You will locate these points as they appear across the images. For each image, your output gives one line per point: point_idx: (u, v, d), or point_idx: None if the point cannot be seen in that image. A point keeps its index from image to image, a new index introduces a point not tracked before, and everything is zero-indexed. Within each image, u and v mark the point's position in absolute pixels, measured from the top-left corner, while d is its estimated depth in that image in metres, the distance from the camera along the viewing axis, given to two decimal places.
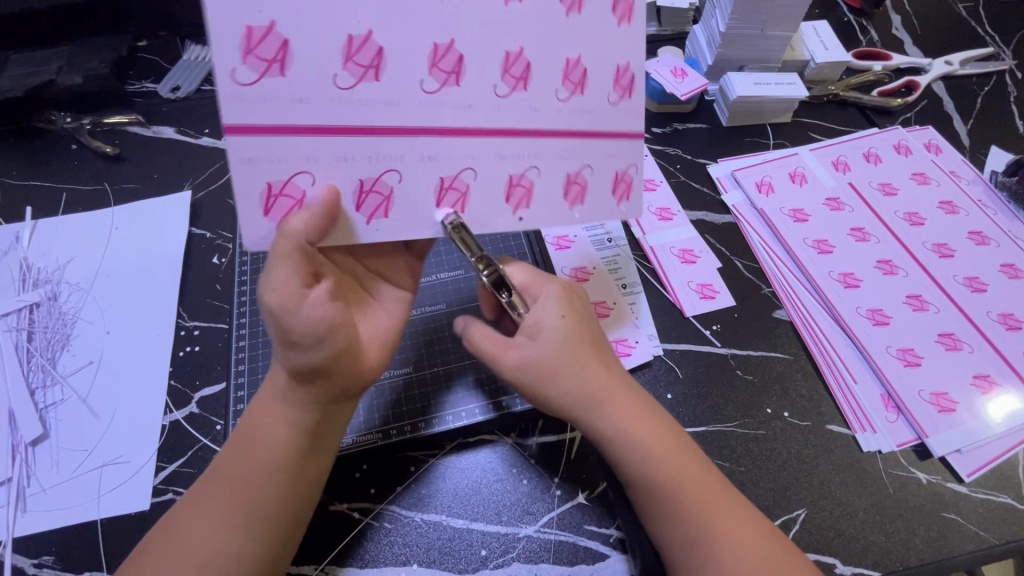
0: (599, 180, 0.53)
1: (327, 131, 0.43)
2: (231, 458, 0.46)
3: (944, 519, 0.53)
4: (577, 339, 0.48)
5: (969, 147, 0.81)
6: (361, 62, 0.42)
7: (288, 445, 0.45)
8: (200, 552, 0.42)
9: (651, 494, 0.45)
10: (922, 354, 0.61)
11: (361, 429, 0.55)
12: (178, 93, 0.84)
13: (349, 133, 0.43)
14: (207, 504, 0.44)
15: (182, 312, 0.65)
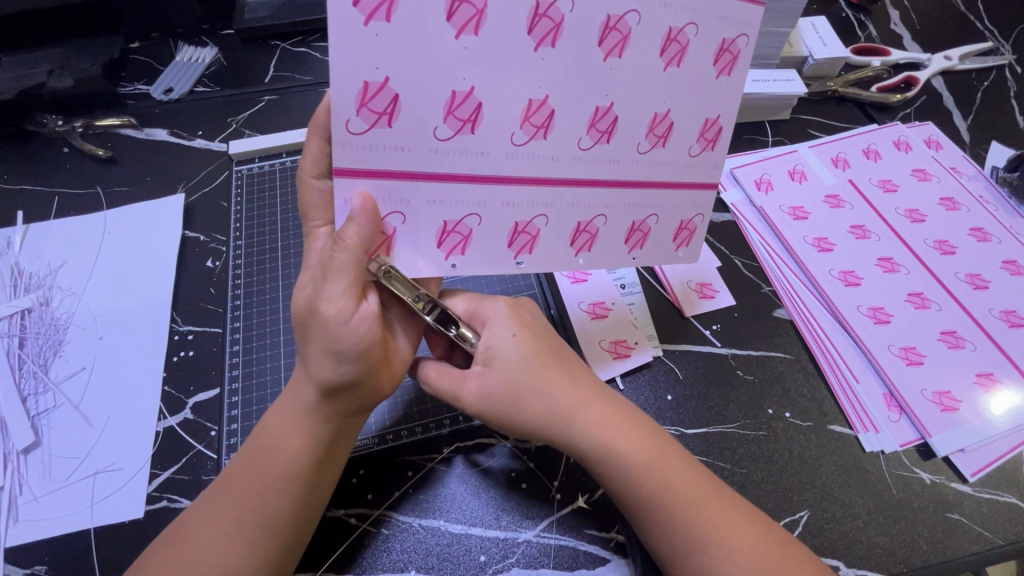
0: (663, 227, 0.52)
1: (423, 177, 0.43)
2: (241, 468, 0.45)
3: (948, 520, 0.53)
4: (534, 357, 0.47)
5: (969, 142, 0.80)
6: (461, 116, 0.42)
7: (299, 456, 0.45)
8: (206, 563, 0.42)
9: (636, 505, 0.45)
10: (925, 353, 0.60)
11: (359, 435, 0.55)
12: (171, 95, 0.84)
13: (441, 181, 0.43)
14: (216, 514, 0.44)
15: (176, 317, 0.64)
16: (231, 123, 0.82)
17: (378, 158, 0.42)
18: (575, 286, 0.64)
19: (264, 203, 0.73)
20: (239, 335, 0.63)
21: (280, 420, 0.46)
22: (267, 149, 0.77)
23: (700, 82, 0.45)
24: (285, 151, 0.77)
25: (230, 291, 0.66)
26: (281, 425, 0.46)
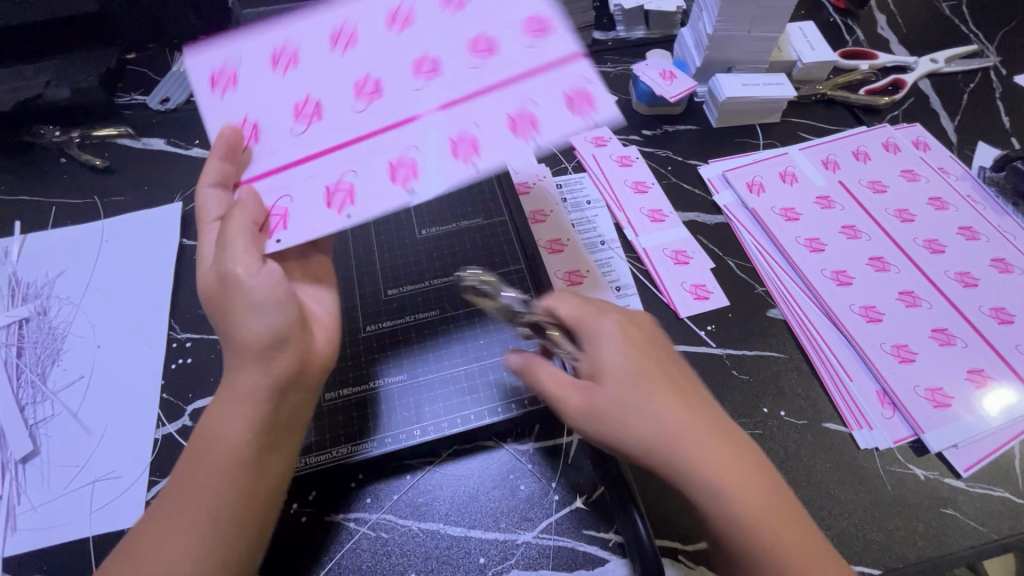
0: (546, 104, 0.48)
1: (326, 154, 0.47)
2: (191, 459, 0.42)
3: (943, 515, 0.53)
4: (646, 373, 0.43)
5: (956, 142, 0.81)
6: (306, 114, 0.49)
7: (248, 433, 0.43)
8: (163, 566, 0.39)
9: (739, 553, 0.39)
10: (916, 350, 0.61)
11: (357, 439, 0.54)
12: (168, 105, 0.84)
13: (350, 152, 0.47)
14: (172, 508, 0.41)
15: (173, 324, 0.65)
16: None
17: (271, 160, 0.48)
18: (570, 290, 0.66)
19: None
20: None
21: (226, 399, 0.43)
22: None
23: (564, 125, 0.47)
24: None
25: None
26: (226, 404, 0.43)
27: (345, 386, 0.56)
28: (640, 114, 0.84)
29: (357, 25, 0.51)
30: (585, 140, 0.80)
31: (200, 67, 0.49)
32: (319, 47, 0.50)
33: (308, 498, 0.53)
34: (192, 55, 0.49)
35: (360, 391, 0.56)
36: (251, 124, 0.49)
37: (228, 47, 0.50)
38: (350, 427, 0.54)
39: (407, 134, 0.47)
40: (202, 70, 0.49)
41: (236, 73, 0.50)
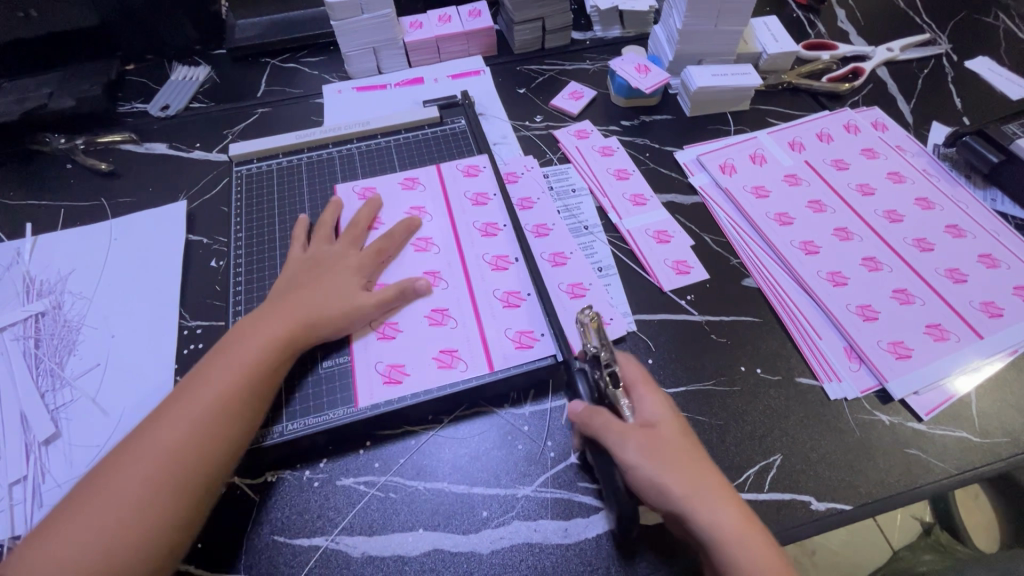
0: None
1: (367, 373, 0.60)
2: (165, 406, 0.51)
3: (907, 456, 0.58)
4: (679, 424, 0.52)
5: (913, 123, 0.87)
6: (385, 376, 0.60)
7: (232, 392, 0.52)
8: (111, 522, 0.45)
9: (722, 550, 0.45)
10: (879, 309, 0.66)
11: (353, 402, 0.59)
12: (168, 111, 0.89)
13: (382, 370, 0.60)
14: (134, 457, 0.48)
15: (184, 313, 0.68)
16: (227, 135, 0.87)
17: (425, 347, 0.61)
18: (555, 269, 0.70)
19: (263, 203, 0.73)
20: (241, 317, 0.65)
21: (231, 348, 0.55)
22: (263, 150, 0.77)
23: (531, 317, 0.63)
24: (280, 151, 0.77)
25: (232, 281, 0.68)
26: (224, 363, 0.54)
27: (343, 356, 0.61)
28: (618, 107, 0.90)
29: (438, 267, 0.67)
30: (568, 133, 0.85)
31: (369, 390, 0.59)
32: (413, 260, 0.68)
33: (320, 464, 0.57)
34: (354, 390, 0.59)
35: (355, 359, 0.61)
36: (448, 349, 0.61)
37: (366, 367, 0.60)
38: (346, 390, 0.59)
39: (516, 283, 0.66)
40: (382, 381, 0.59)
41: (400, 323, 0.63)
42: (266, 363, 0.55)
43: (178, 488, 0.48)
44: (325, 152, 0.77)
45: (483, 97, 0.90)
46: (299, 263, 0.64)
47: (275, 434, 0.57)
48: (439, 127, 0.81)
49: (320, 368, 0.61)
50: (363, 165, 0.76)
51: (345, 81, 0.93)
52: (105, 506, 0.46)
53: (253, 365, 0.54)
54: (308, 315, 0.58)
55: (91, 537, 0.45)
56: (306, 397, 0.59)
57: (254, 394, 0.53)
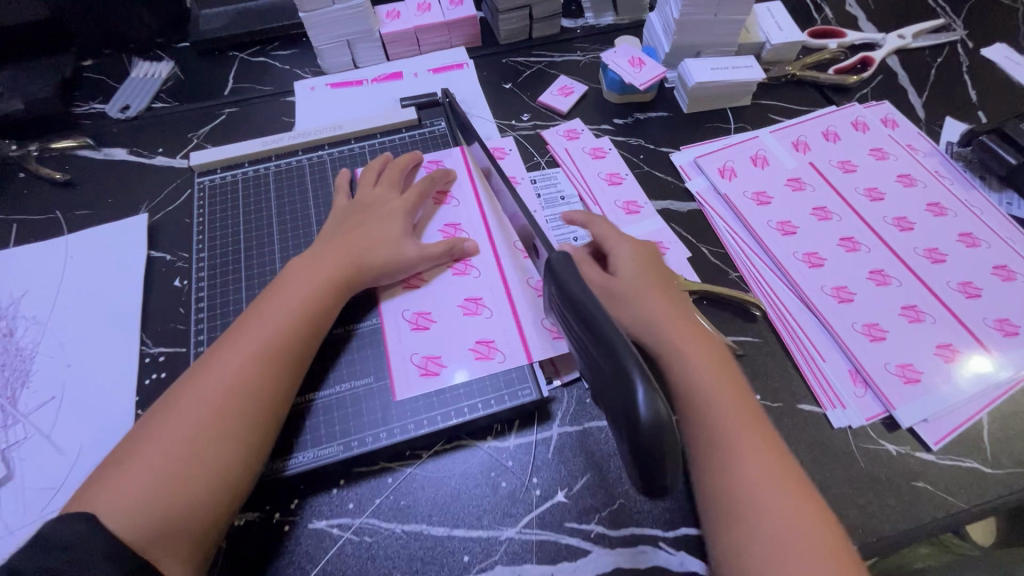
0: None
1: (402, 360, 0.58)
2: (210, 360, 0.53)
3: (914, 488, 0.54)
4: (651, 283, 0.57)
5: (925, 119, 0.82)
6: (422, 364, 0.58)
7: (274, 344, 0.53)
8: (162, 468, 0.47)
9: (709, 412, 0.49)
10: (887, 328, 0.62)
11: (324, 442, 0.54)
12: (128, 113, 0.83)
13: (422, 355, 0.58)
14: (183, 409, 0.50)
15: (146, 338, 0.64)
16: (192, 138, 0.81)
17: (462, 334, 0.59)
18: None
19: (227, 212, 0.67)
20: (204, 338, 0.59)
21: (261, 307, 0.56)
22: (227, 158, 0.71)
23: None
24: (247, 160, 0.71)
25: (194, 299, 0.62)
26: (264, 314, 0.55)
27: (341, 383, 0.57)
28: (612, 103, 0.84)
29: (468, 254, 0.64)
30: (557, 134, 0.79)
31: (407, 383, 0.57)
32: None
33: (290, 507, 0.53)
34: (391, 382, 0.57)
35: (360, 386, 0.57)
36: (483, 340, 0.59)
37: (402, 356, 0.58)
38: (359, 418, 0.55)
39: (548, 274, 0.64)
40: (421, 373, 0.57)
41: (431, 313, 0.61)
42: (306, 313, 0.55)
43: (224, 440, 0.49)
44: (294, 159, 0.72)
45: (466, 94, 0.84)
46: (346, 209, 0.64)
47: (293, 464, 0.53)
48: (417, 130, 0.75)
49: (315, 399, 0.56)
50: (335, 173, 0.71)
51: (319, 77, 0.87)
52: (157, 450, 0.48)
53: (293, 315, 0.55)
54: (356, 268, 0.58)
55: (146, 480, 0.46)
56: (300, 429, 0.55)
57: (294, 346, 0.54)
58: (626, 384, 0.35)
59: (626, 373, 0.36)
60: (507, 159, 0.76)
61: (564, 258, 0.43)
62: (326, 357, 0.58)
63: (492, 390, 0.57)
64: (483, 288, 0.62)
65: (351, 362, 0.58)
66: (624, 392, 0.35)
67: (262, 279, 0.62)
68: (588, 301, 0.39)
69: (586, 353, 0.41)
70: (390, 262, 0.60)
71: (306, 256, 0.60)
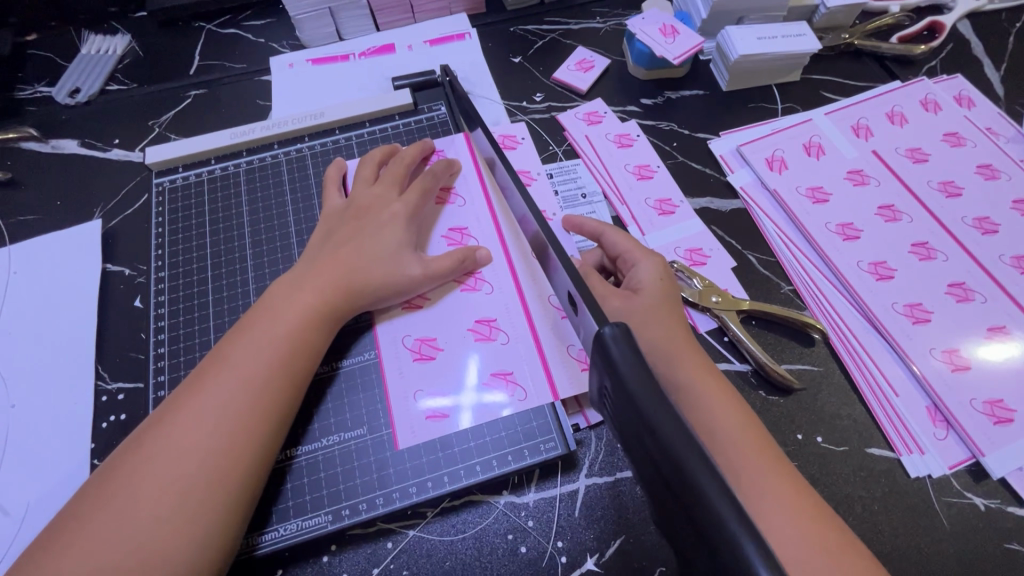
0: None
1: (400, 398, 0.48)
2: (177, 400, 0.43)
3: (1008, 552, 0.46)
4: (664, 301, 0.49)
5: (1003, 97, 0.71)
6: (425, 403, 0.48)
7: (258, 379, 0.43)
8: (120, 546, 0.37)
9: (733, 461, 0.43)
10: (971, 356, 0.53)
11: (309, 511, 0.46)
12: (78, 97, 0.71)
13: (425, 392, 0.49)
14: (150, 460, 0.40)
15: (101, 372, 0.54)
16: (153, 126, 0.70)
17: (473, 365, 0.50)
18: None
19: (192, 222, 0.57)
20: (164, 377, 0.49)
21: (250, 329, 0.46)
22: (190, 154, 0.60)
23: None
24: (214, 156, 0.60)
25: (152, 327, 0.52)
26: (242, 343, 0.45)
27: (329, 436, 0.48)
28: (638, 80, 0.72)
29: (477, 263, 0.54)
30: (576, 118, 0.68)
31: (409, 426, 0.47)
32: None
33: None
34: (392, 427, 0.48)
35: (352, 440, 0.48)
36: (501, 371, 0.49)
37: (401, 392, 0.49)
38: (349, 479, 0.46)
39: None
40: (424, 414, 0.48)
41: (437, 339, 0.51)
42: (296, 342, 0.45)
43: (197, 505, 0.39)
44: (269, 154, 0.61)
45: (469, 71, 0.73)
46: (339, 213, 0.54)
47: (270, 539, 0.45)
48: (412, 117, 0.64)
49: (299, 457, 0.47)
50: (317, 171, 0.60)
51: (298, 51, 0.75)
52: (114, 521, 0.38)
53: (280, 344, 0.45)
54: (348, 286, 0.48)
55: (99, 560, 0.37)
56: (282, 494, 0.46)
57: (282, 381, 0.44)
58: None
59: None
60: (518, 149, 0.65)
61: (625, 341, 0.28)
62: (310, 403, 0.49)
63: (508, 444, 0.48)
64: (497, 307, 0.52)
65: (342, 409, 0.49)
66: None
67: (233, 303, 0.53)
68: (673, 434, 0.25)
69: (663, 500, 0.27)
70: (391, 279, 0.50)
71: (291, 272, 0.49)
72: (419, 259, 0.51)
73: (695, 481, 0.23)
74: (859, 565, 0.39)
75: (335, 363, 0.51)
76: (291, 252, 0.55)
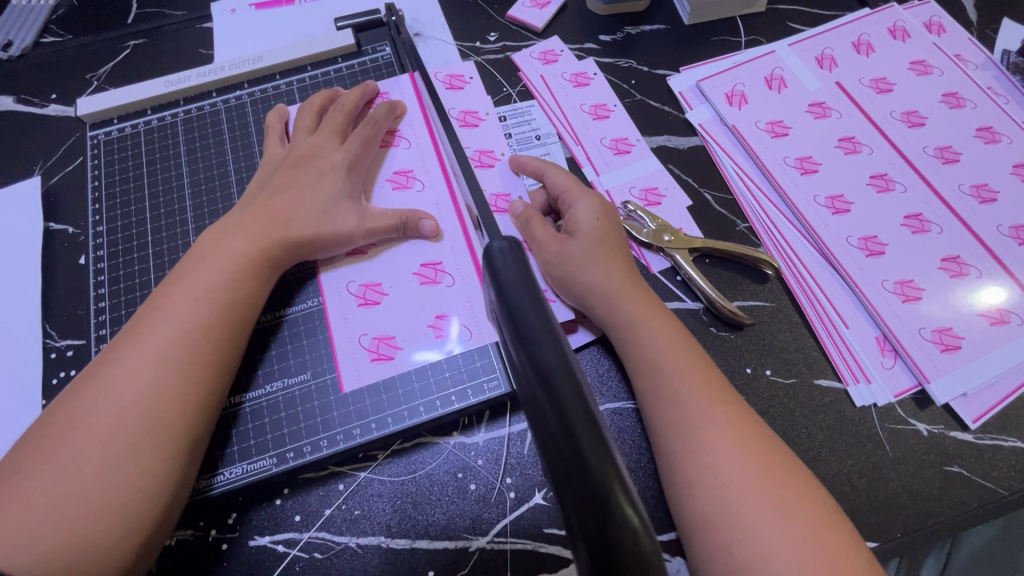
0: None
1: (346, 342, 0.49)
2: (111, 354, 0.42)
3: (948, 474, 0.47)
4: (603, 242, 0.49)
5: (976, 22, 0.68)
6: (372, 347, 0.49)
7: (195, 328, 0.42)
8: (67, 495, 0.37)
9: (677, 396, 0.42)
10: (923, 286, 0.52)
11: (255, 454, 0.46)
12: (11, 51, 0.68)
13: (370, 336, 0.49)
14: (86, 416, 0.39)
15: (50, 330, 0.53)
16: (91, 80, 0.67)
17: (417, 307, 0.50)
18: None
19: (130, 176, 0.56)
20: (106, 331, 0.49)
21: (181, 280, 0.44)
22: (126, 105, 0.58)
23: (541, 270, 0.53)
24: (150, 107, 0.58)
25: (93, 283, 0.51)
26: (176, 293, 0.44)
27: (273, 382, 0.48)
28: (597, 15, 0.69)
29: (421, 207, 0.53)
30: (531, 57, 0.65)
31: (354, 369, 0.48)
32: (392, 201, 0.53)
33: (228, 522, 0.45)
34: (338, 372, 0.48)
35: (296, 385, 0.48)
36: (446, 313, 0.49)
37: (348, 338, 0.49)
38: (296, 424, 0.47)
39: None
40: (371, 358, 0.48)
41: (381, 284, 0.50)
42: (232, 289, 0.45)
43: (143, 453, 0.38)
44: (207, 103, 0.59)
45: (420, 11, 0.69)
46: (280, 161, 0.52)
47: (221, 481, 0.45)
48: (357, 59, 0.61)
49: (244, 403, 0.47)
50: (257, 118, 0.58)
51: None
52: (54, 474, 0.37)
53: (216, 292, 0.44)
54: (286, 233, 0.47)
55: (48, 510, 0.36)
56: (228, 440, 0.47)
57: (221, 328, 0.43)
58: (598, 502, 0.22)
59: (599, 484, 0.22)
60: (466, 94, 0.63)
61: (513, 255, 0.30)
62: (254, 351, 0.49)
63: (451, 384, 0.48)
64: (440, 251, 0.52)
65: (285, 356, 0.49)
66: (593, 508, 0.22)
67: (174, 256, 0.52)
68: (542, 338, 0.26)
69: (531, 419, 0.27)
70: (331, 226, 0.49)
71: (226, 218, 0.48)
72: (358, 210, 0.50)
73: (553, 385, 0.24)
74: (800, 489, 0.39)
75: (279, 311, 0.50)
76: (231, 201, 0.54)
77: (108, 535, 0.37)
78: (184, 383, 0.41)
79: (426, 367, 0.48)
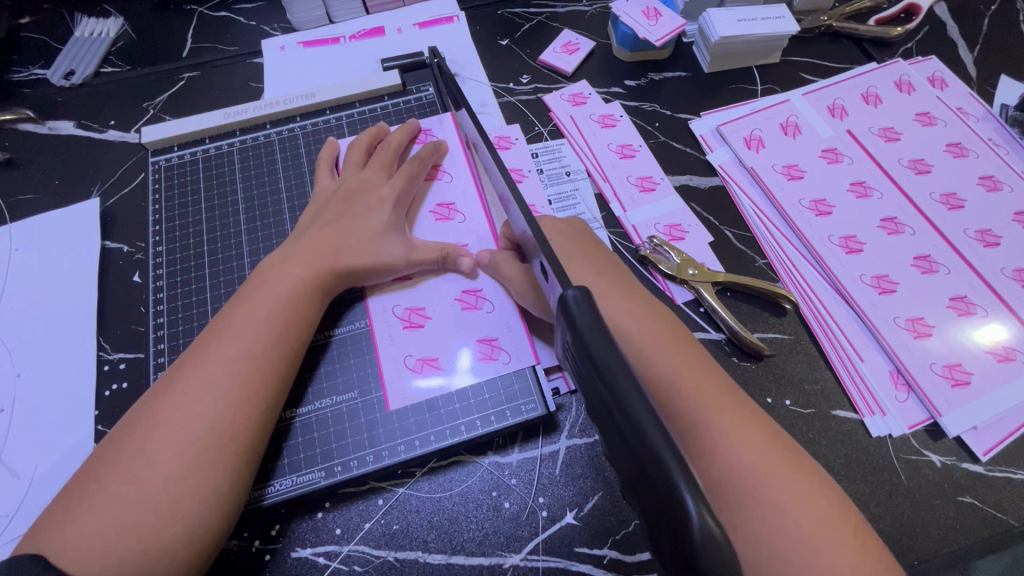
0: None
1: (392, 361, 0.52)
2: (180, 369, 0.44)
3: (960, 504, 0.49)
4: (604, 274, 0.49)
5: (976, 77, 0.73)
6: (416, 366, 0.51)
7: (256, 348, 0.45)
8: (138, 503, 0.39)
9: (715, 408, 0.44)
10: (934, 323, 0.55)
11: (303, 468, 0.48)
12: (73, 79, 0.72)
13: (414, 355, 0.52)
14: (158, 428, 0.41)
15: (103, 344, 0.56)
16: (147, 108, 0.71)
17: (458, 330, 0.53)
18: None
19: (188, 200, 0.59)
20: (163, 345, 0.52)
21: (245, 303, 0.48)
22: (185, 134, 0.62)
23: None
24: (208, 136, 0.62)
25: (152, 300, 0.55)
26: (241, 315, 0.47)
27: (322, 399, 0.51)
28: (623, 61, 0.74)
29: (463, 238, 0.57)
30: (561, 99, 0.70)
31: (400, 389, 0.51)
32: (435, 231, 0.57)
33: (271, 534, 0.47)
34: (384, 391, 0.51)
35: (342, 402, 0.51)
36: (487, 338, 0.53)
37: (394, 356, 0.52)
38: (344, 438, 0.49)
39: None
40: (415, 378, 0.51)
41: (425, 308, 0.54)
42: (292, 312, 0.48)
43: (209, 466, 0.41)
44: (261, 134, 0.63)
45: (457, 53, 0.74)
46: (331, 193, 0.56)
47: (271, 493, 0.47)
48: (401, 97, 0.66)
49: (295, 418, 0.50)
50: (309, 150, 0.62)
51: (289, 33, 0.76)
52: (128, 482, 0.40)
53: (277, 314, 0.47)
54: (338, 261, 0.51)
55: (120, 517, 0.39)
56: (279, 453, 0.49)
57: (280, 347, 0.46)
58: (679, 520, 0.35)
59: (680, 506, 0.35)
60: (512, 149, 0.66)
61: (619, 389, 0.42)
62: (304, 369, 0.52)
63: (491, 405, 0.51)
64: (481, 279, 0.55)
65: (333, 373, 0.52)
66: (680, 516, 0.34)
67: (228, 278, 0.55)
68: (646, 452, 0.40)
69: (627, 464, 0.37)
70: (378, 254, 0.52)
71: (283, 247, 0.52)
72: (405, 241, 0.54)
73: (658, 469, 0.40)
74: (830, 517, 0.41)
75: (328, 331, 0.53)
76: (284, 227, 0.57)
77: (175, 543, 0.39)
78: (247, 399, 0.44)
79: (466, 387, 0.51)
